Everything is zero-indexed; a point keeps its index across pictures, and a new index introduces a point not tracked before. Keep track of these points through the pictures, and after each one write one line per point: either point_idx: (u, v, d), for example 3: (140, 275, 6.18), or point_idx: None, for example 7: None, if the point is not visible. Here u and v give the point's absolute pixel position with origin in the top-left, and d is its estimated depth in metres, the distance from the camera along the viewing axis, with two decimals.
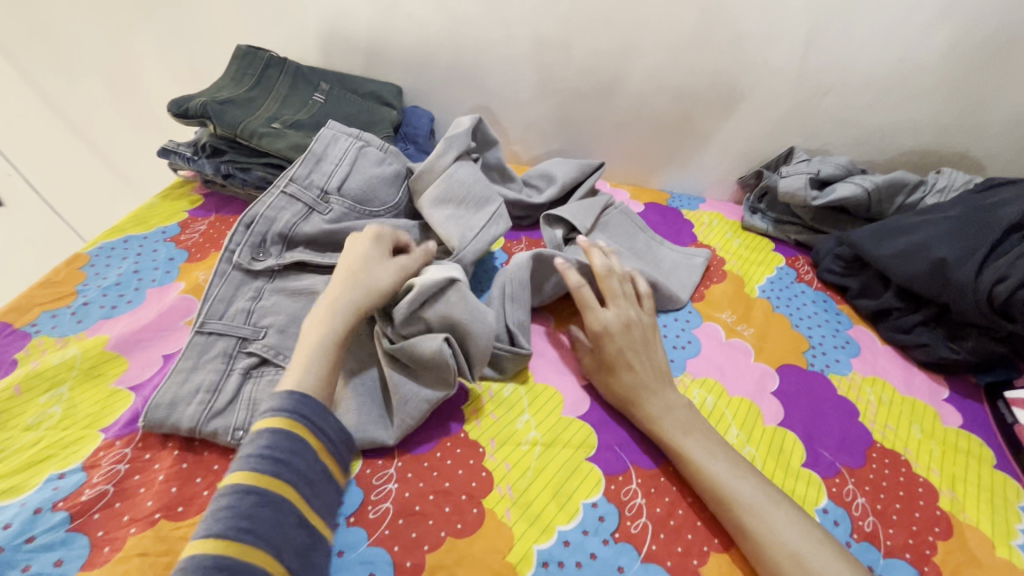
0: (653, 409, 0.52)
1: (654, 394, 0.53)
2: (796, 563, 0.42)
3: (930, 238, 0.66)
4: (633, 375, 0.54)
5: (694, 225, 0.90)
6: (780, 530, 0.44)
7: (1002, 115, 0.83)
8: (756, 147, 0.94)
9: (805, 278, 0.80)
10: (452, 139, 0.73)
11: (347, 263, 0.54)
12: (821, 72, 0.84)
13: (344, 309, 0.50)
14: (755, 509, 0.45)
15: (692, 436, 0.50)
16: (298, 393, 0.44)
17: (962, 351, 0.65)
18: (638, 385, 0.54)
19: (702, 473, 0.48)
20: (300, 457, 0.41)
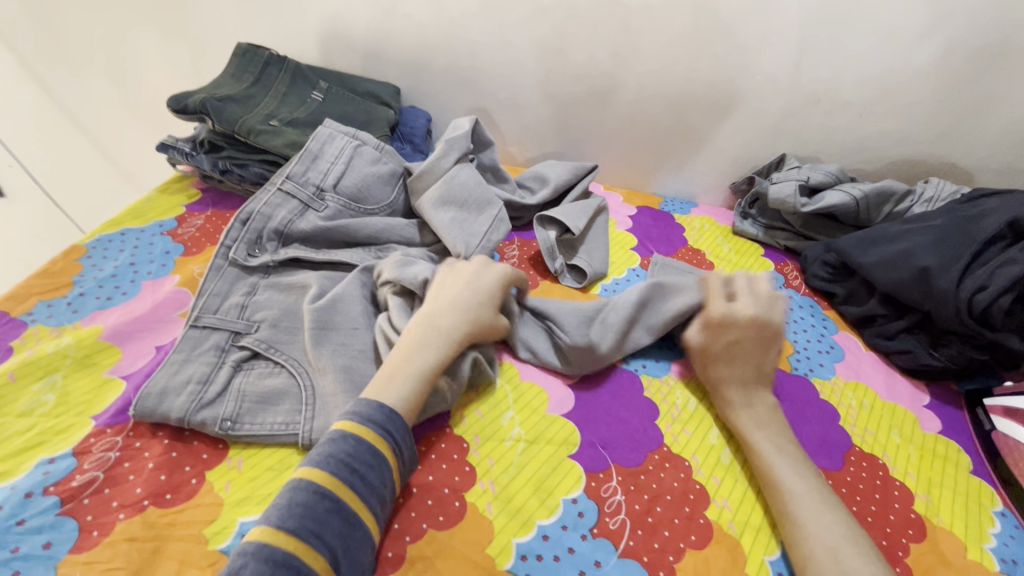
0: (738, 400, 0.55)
1: (744, 389, 0.56)
2: (833, 558, 0.42)
3: (914, 247, 0.67)
4: (733, 368, 0.57)
5: (685, 229, 0.91)
6: (821, 522, 0.44)
7: (990, 127, 0.84)
8: (749, 154, 0.95)
9: (793, 283, 0.81)
10: (453, 141, 0.75)
11: (450, 289, 0.56)
12: (812, 81, 0.85)
13: (447, 335, 0.51)
14: (804, 502, 0.46)
15: (765, 430, 0.53)
16: (390, 407, 0.46)
17: (943, 359, 0.66)
18: (733, 379, 0.56)
19: (761, 465, 0.50)
20: (376, 473, 0.42)
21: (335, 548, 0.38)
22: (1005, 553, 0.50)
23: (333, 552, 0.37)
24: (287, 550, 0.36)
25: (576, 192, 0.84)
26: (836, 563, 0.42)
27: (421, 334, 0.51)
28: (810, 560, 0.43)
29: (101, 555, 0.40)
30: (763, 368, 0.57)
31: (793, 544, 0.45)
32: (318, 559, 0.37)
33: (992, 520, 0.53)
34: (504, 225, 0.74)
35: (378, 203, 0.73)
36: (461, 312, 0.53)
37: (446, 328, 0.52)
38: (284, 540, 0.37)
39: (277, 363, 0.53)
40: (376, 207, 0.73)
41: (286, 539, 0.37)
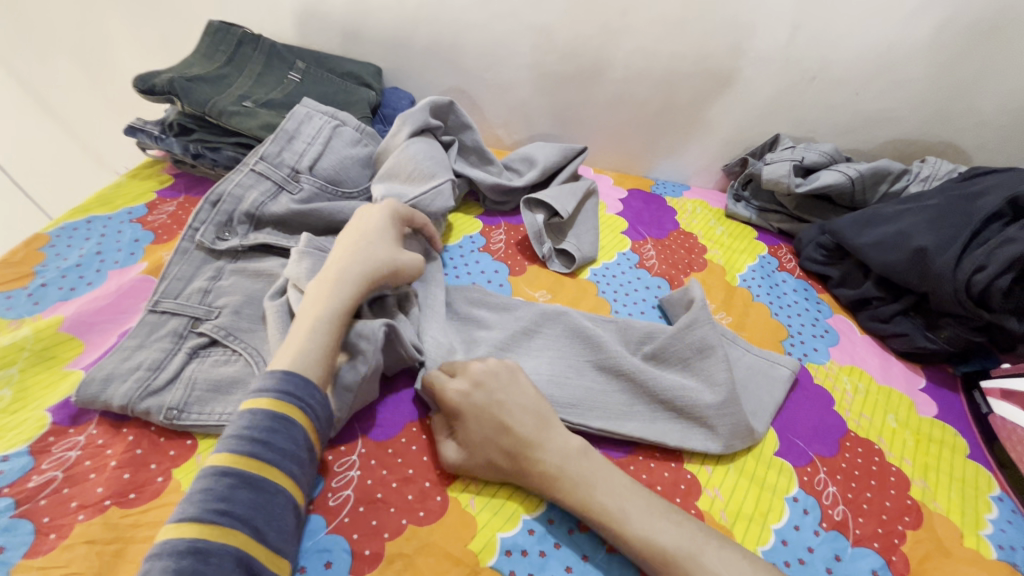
0: (534, 439, 0.45)
1: (535, 455, 0.44)
2: None
3: (909, 228, 0.66)
4: (497, 430, 0.45)
5: (677, 212, 0.89)
6: (724, 563, 0.39)
7: (988, 104, 0.82)
8: (741, 134, 0.93)
9: (787, 266, 0.80)
10: (407, 116, 0.72)
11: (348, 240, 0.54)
12: (808, 57, 0.82)
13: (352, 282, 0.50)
14: (693, 565, 0.39)
15: (602, 491, 0.43)
16: (282, 367, 0.43)
17: (940, 342, 0.64)
18: (515, 452, 0.44)
19: (624, 534, 0.41)
20: (281, 435, 0.40)
21: (254, 523, 0.36)
22: (1002, 539, 0.49)
23: (252, 526, 0.35)
24: (198, 538, 0.33)
25: (565, 175, 0.82)
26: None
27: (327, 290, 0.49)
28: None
29: (57, 559, 0.37)
30: (544, 415, 0.47)
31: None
32: (234, 535, 0.34)
33: (989, 505, 0.52)
34: (443, 199, 0.68)
35: (356, 185, 0.71)
36: (354, 259, 0.52)
37: (347, 274, 0.50)
38: (190, 530, 0.34)
39: (235, 350, 0.51)
40: (355, 190, 0.71)
41: (194, 528, 0.34)
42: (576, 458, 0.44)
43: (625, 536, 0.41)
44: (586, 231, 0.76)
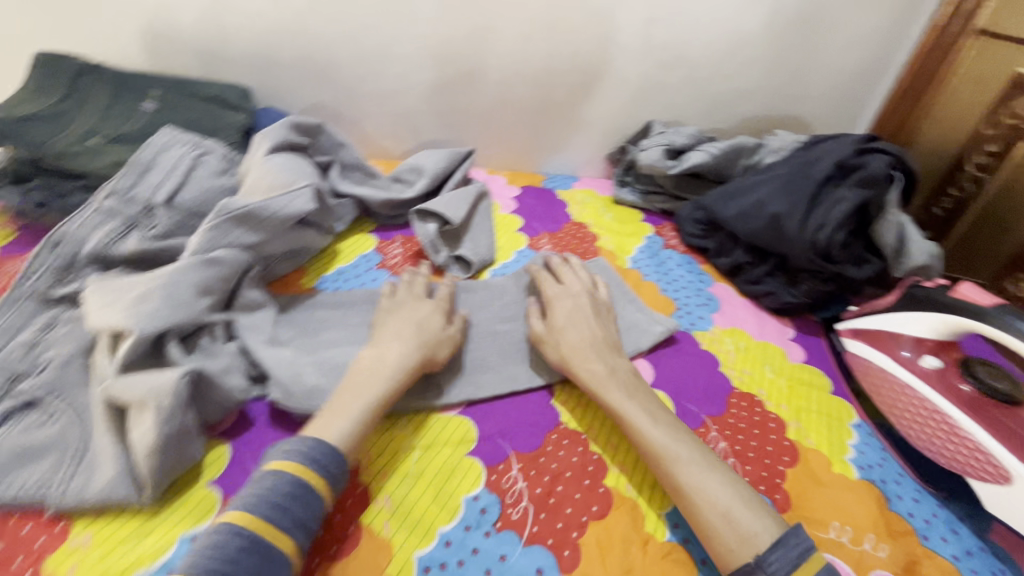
0: (590, 350, 0.56)
1: (594, 359, 0.55)
2: (726, 522, 0.43)
3: (764, 197, 0.73)
4: (584, 330, 0.57)
5: (567, 204, 0.93)
6: (713, 490, 0.45)
7: (819, 79, 0.93)
8: (617, 124, 0.98)
9: (671, 243, 0.86)
10: (266, 133, 0.71)
11: (399, 326, 0.55)
12: (664, 48, 0.88)
13: (402, 364, 0.51)
14: (686, 468, 0.46)
15: (635, 399, 0.52)
16: (304, 441, 0.44)
17: (801, 295, 0.72)
18: (579, 346, 0.56)
19: (641, 435, 0.49)
20: (299, 503, 0.41)
21: None
22: (862, 461, 0.55)
23: None
24: None
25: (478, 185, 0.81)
26: (732, 528, 0.43)
27: (361, 376, 0.50)
28: (709, 529, 0.44)
29: None
30: (609, 340, 0.58)
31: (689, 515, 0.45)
32: None
33: (851, 432, 0.59)
34: (301, 200, 0.63)
35: None
36: (399, 343, 0.53)
37: (395, 356, 0.52)
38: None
39: (54, 412, 0.46)
40: None
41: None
42: (624, 373, 0.55)
43: (642, 437, 0.49)
44: (479, 234, 0.78)
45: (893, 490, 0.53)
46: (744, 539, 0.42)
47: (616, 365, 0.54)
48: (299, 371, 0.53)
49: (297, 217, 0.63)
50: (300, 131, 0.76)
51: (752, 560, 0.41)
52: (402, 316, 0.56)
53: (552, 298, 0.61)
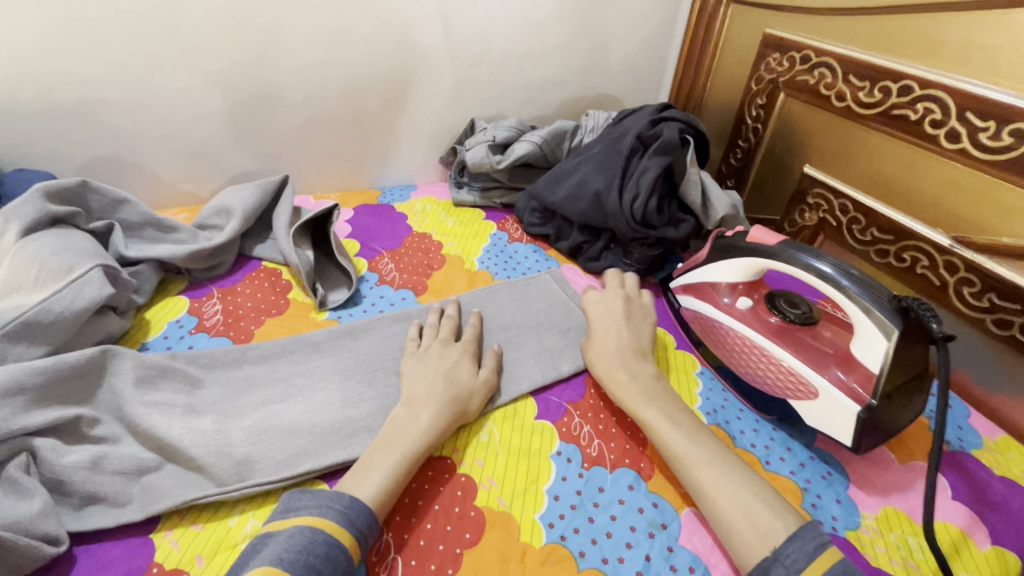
0: (612, 362, 0.57)
1: (619, 368, 0.57)
2: (744, 518, 0.43)
3: (585, 176, 0.76)
4: (608, 342, 0.60)
5: (406, 216, 0.90)
6: (729, 486, 0.45)
7: (616, 57, 0.99)
8: (442, 126, 0.96)
9: (515, 236, 0.86)
10: (12, 213, 0.58)
11: (433, 375, 0.55)
12: (467, 45, 0.89)
13: (429, 419, 0.50)
14: (709, 469, 0.46)
15: (655, 404, 0.53)
16: (327, 531, 0.40)
17: (635, 263, 0.76)
18: (607, 357, 0.58)
19: (660, 435, 0.50)
20: None
21: None
22: (708, 406, 0.59)
23: None
24: None
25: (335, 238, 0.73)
26: (751, 526, 0.42)
27: (387, 435, 0.49)
28: (727, 527, 0.43)
29: None
30: (638, 346, 0.60)
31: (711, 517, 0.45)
32: None
33: (696, 381, 0.63)
34: (93, 287, 0.55)
35: None
36: (431, 403, 0.51)
37: (433, 402, 0.52)
38: None
39: None
40: None
41: None
42: (645, 379, 0.56)
43: (663, 439, 0.50)
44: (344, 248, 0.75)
45: (736, 428, 0.57)
46: (763, 535, 0.41)
47: (638, 369, 0.56)
48: (129, 480, 0.47)
49: (93, 306, 0.54)
50: (57, 199, 0.63)
51: (768, 553, 0.40)
52: (434, 367, 0.56)
53: (593, 305, 0.65)
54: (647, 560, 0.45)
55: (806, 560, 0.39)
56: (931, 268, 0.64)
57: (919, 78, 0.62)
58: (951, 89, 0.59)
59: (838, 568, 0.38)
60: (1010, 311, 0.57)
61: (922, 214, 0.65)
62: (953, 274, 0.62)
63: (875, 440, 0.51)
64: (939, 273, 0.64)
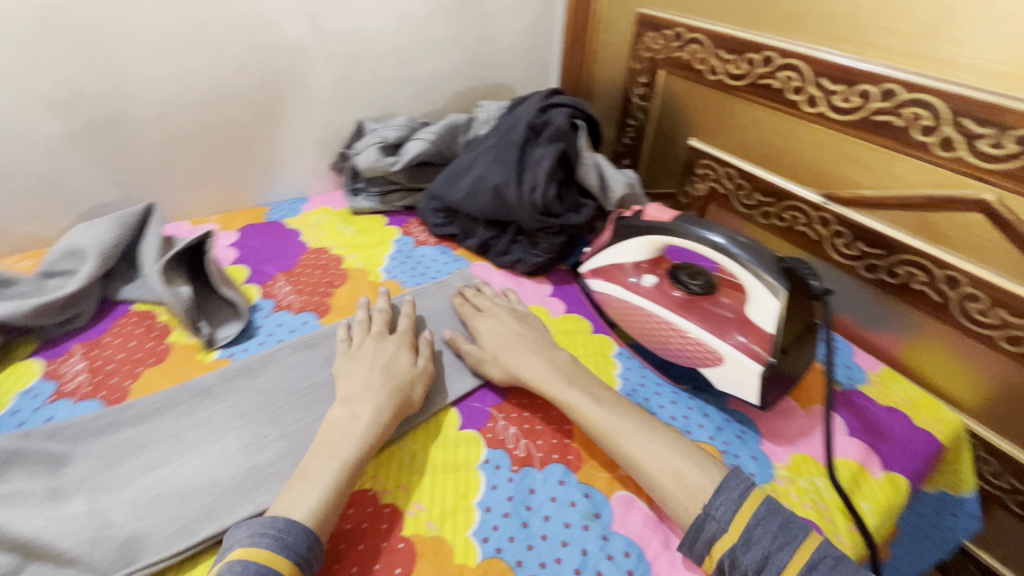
0: (519, 361, 0.56)
1: (528, 362, 0.56)
2: (677, 480, 0.45)
3: (482, 171, 0.73)
4: (508, 341, 0.59)
5: (300, 232, 0.83)
6: (658, 454, 0.47)
7: (502, 45, 0.98)
8: (328, 131, 0.90)
9: (421, 239, 0.83)
10: None
11: (371, 367, 0.53)
12: (341, 42, 0.83)
13: (367, 415, 0.49)
14: (632, 438, 0.48)
15: (575, 386, 0.53)
16: (260, 561, 0.38)
17: (544, 253, 0.75)
18: (510, 359, 0.57)
19: (585, 417, 0.51)
20: None
21: None
22: (628, 387, 0.60)
23: None
24: None
25: (214, 269, 0.65)
26: (682, 486, 0.45)
27: (337, 429, 0.48)
28: (662, 491, 0.45)
29: None
30: (542, 339, 0.60)
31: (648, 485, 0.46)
32: None
33: (614, 363, 0.64)
34: None
35: None
36: (372, 397, 0.50)
37: (374, 396, 0.50)
38: None
39: None
40: None
41: None
42: (563, 364, 0.56)
43: (589, 421, 0.50)
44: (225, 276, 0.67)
45: (656, 404, 0.58)
46: (694, 492, 0.44)
47: (554, 355, 0.56)
48: None
49: None
50: None
51: (703, 509, 0.43)
52: (371, 361, 0.54)
53: (473, 322, 0.63)
54: (584, 554, 0.45)
55: (733, 509, 0.43)
56: (809, 224, 0.69)
57: (777, 47, 0.65)
58: (805, 56, 0.63)
59: (760, 508, 0.42)
60: (877, 256, 0.63)
61: (795, 175, 0.70)
62: (827, 228, 0.67)
63: (779, 393, 0.55)
64: (815, 228, 0.69)
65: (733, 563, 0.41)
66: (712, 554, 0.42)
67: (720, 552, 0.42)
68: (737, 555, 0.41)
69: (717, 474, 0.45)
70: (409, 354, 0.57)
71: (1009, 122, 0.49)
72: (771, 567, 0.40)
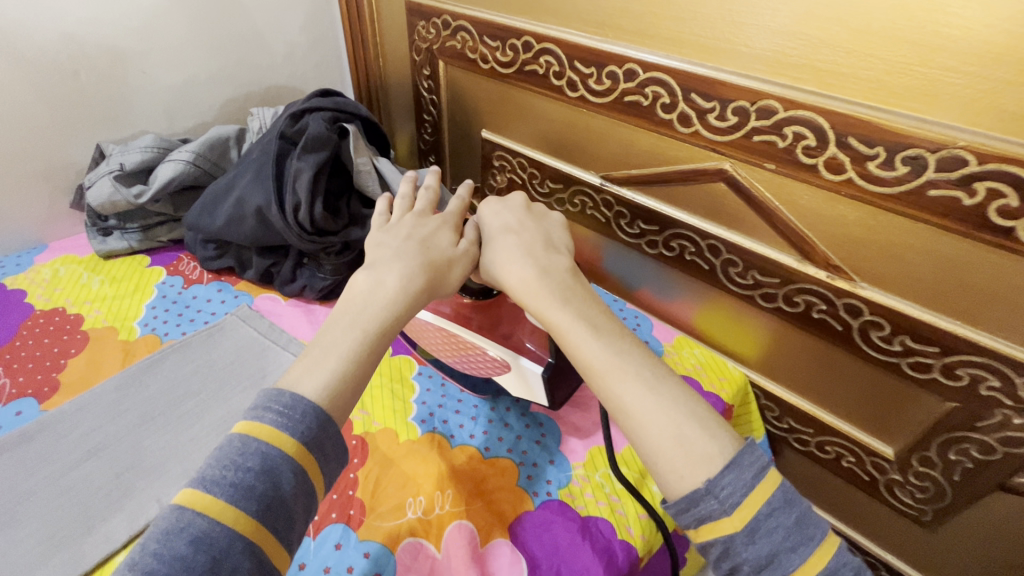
0: (519, 261, 0.43)
1: (535, 269, 0.43)
2: (678, 444, 0.34)
3: (241, 193, 0.64)
4: (519, 235, 0.46)
5: (27, 291, 0.67)
6: (657, 404, 0.36)
7: (275, 42, 0.86)
8: (56, 160, 0.73)
9: (193, 277, 0.71)
10: None
11: (406, 232, 0.44)
12: (42, 52, 0.67)
13: (379, 286, 0.39)
14: (632, 379, 0.37)
15: (569, 306, 0.41)
16: (264, 440, 0.31)
17: (330, 275, 0.67)
18: (501, 255, 0.44)
19: (573, 340, 0.39)
20: (275, 475, 0.31)
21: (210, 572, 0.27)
22: (424, 413, 0.55)
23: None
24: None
25: None
26: (683, 454, 0.34)
27: (345, 304, 0.38)
28: (653, 452, 0.35)
29: None
30: (550, 241, 0.46)
31: (632, 438, 0.36)
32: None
33: (413, 386, 0.58)
34: None
35: None
36: (400, 266, 0.40)
37: (388, 273, 0.40)
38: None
39: None
40: None
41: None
42: (559, 272, 0.43)
43: (575, 348, 0.39)
44: None
45: (454, 425, 0.54)
46: (698, 462, 0.34)
47: (547, 257, 0.44)
48: None
49: None
50: None
51: (702, 484, 0.33)
52: (407, 234, 0.44)
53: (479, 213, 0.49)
54: None
55: (743, 493, 0.33)
56: (595, 208, 0.70)
57: (534, 32, 0.63)
58: (558, 40, 0.61)
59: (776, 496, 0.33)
60: (654, 232, 0.65)
61: (575, 160, 0.69)
62: (611, 210, 0.68)
63: (567, 389, 0.53)
64: (601, 211, 0.69)
65: (727, 552, 0.33)
66: (701, 530, 0.33)
67: (712, 536, 0.33)
68: (735, 545, 0.33)
69: (726, 450, 0.34)
70: (448, 224, 0.46)
71: (726, 95, 0.51)
72: (776, 566, 0.32)
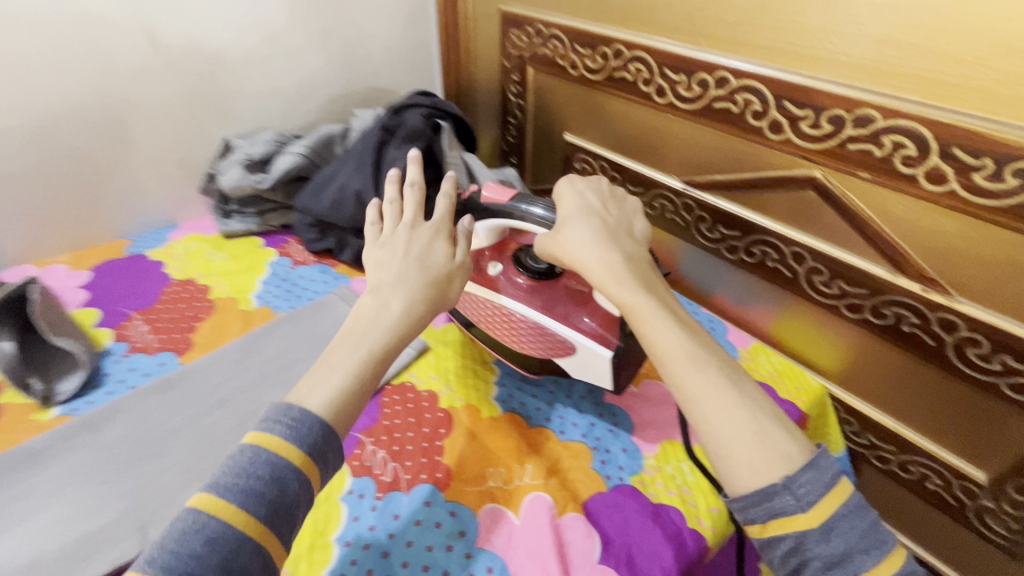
0: (607, 250, 0.47)
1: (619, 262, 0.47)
2: (756, 437, 0.37)
3: (345, 179, 0.71)
4: (603, 226, 0.49)
5: (164, 263, 0.78)
6: (729, 398, 0.39)
7: (376, 49, 0.94)
8: (191, 152, 0.84)
9: (299, 259, 0.79)
10: None
11: (400, 252, 0.47)
12: (188, 58, 0.77)
13: (398, 302, 0.44)
14: (710, 372, 0.40)
15: (653, 299, 0.44)
16: (273, 451, 0.35)
17: None
18: (583, 242, 0.48)
19: (655, 330, 0.43)
20: (286, 480, 0.34)
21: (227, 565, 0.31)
22: (504, 394, 0.59)
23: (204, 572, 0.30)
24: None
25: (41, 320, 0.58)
26: (759, 448, 0.37)
27: (374, 310, 0.43)
28: (723, 443, 0.38)
29: None
30: (627, 236, 0.50)
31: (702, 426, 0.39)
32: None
33: (493, 369, 0.62)
34: None
35: None
36: (402, 289, 0.44)
37: (397, 293, 0.44)
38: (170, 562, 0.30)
39: None
40: None
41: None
42: (642, 261, 0.48)
43: (656, 338, 0.43)
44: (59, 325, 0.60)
45: (531, 408, 0.58)
46: (773, 458, 0.36)
47: (633, 250, 0.48)
48: None
49: None
50: None
51: (777, 479, 0.35)
52: (405, 253, 0.47)
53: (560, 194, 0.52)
54: None
55: (821, 491, 0.35)
56: (676, 211, 0.71)
57: (625, 40, 0.66)
58: (649, 48, 0.64)
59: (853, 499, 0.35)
60: (736, 237, 0.65)
61: (657, 163, 0.71)
62: (692, 213, 0.69)
63: None
64: (682, 214, 0.71)
65: (798, 548, 0.35)
66: (775, 526, 0.35)
67: (785, 530, 0.35)
68: (808, 540, 0.34)
69: (798, 451, 0.37)
70: (446, 243, 0.50)
71: (821, 103, 0.51)
72: (849, 564, 0.33)
